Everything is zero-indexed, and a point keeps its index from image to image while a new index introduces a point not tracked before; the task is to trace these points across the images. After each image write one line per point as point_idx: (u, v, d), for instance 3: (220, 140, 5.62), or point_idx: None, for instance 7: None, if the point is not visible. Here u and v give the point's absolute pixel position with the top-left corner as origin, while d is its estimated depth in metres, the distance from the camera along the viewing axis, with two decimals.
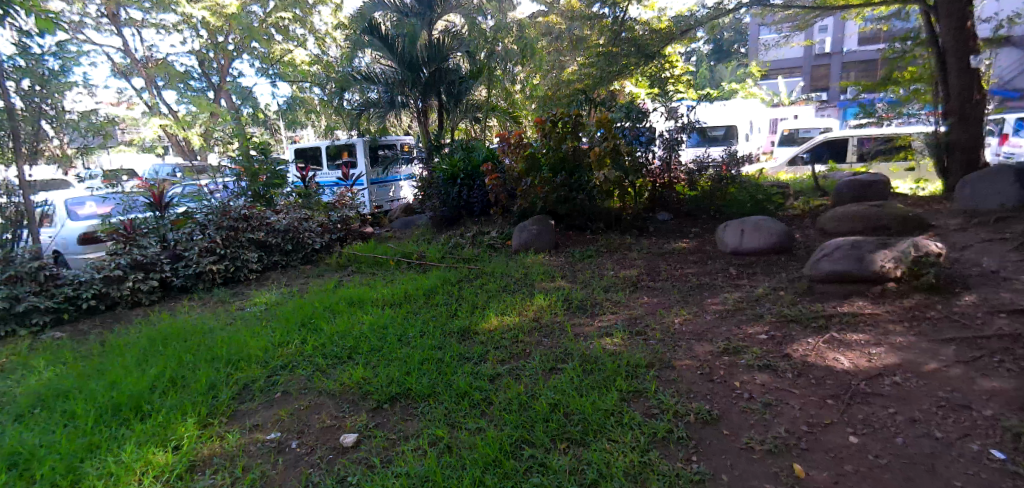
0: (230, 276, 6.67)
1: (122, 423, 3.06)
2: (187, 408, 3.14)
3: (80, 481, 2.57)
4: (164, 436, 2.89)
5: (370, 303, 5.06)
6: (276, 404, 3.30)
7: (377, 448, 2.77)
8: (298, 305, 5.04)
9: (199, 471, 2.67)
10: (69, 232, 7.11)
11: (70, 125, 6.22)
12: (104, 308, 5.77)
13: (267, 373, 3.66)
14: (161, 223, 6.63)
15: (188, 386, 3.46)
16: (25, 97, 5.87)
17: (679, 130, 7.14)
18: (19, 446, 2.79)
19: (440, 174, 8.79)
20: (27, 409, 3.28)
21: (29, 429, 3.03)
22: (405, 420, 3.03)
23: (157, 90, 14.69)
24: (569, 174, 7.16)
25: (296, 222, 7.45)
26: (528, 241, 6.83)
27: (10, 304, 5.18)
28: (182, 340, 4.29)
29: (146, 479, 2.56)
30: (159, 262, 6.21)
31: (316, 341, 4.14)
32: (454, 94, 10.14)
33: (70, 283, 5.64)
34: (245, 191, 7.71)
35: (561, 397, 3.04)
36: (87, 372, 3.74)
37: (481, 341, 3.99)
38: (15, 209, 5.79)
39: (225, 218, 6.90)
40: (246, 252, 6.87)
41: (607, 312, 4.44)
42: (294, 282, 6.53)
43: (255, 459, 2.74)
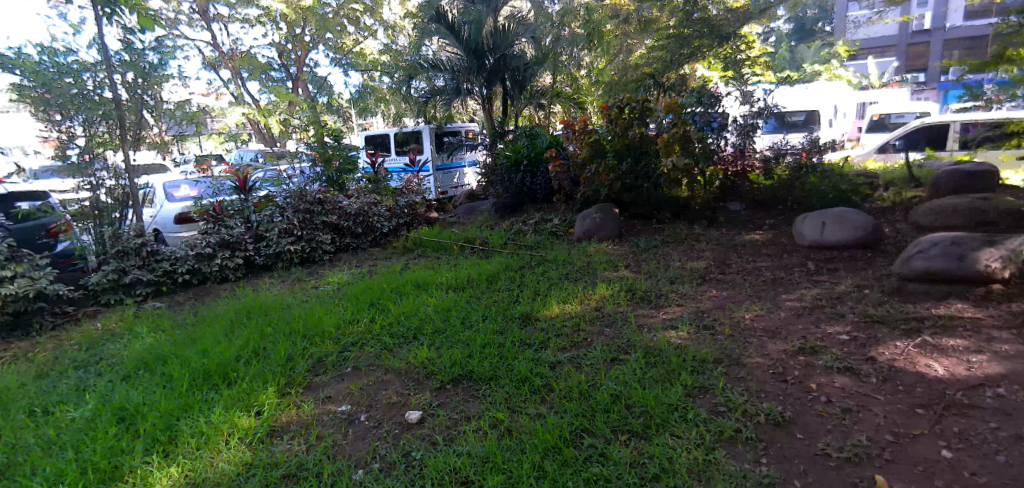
0: (307, 256, 7.04)
1: (213, 388, 3.33)
2: (269, 378, 3.36)
3: (176, 437, 2.81)
4: (248, 401, 3.12)
5: (435, 286, 5.19)
6: (347, 378, 3.47)
7: (440, 427, 2.85)
8: (368, 285, 5.26)
9: (279, 435, 2.86)
10: (166, 212, 7.74)
11: (167, 114, 6.65)
12: (197, 283, 6.27)
13: (339, 348, 3.86)
14: (246, 205, 7.13)
15: (269, 356, 3.70)
16: (130, 89, 6.32)
17: (755, 115, 6.76)
18: (128, 402, 3.10)
19: (504, 161, 8.84)
20: (133, 370, 3.64)
21: (134, 387, 3.35)
22: (468, 401, 3.10)
23: (242, 81, 15.60)
24: (636, 161, 7.03)
25: (367, 206, 7.75)
26: (592, 229, 6.77)
27: (118, 276, 5.73)
28: (264, 314, 4.60)
29: (233, 440, 2.77)
30: (244, 242, 6.65)
31: (384, 320, 4.31)
32: (519, 80, 10.11)
33: (167, 258, 6.13)
34: (321, 177, 8.12)
35: (623, 389, 3.00)
36: (183, 339, 4.07)
37: (543, 327, 4.01)
38: (123, 191, 6.36)
39: (302, 201, 7.31)
40: (321, 234, 7.22)
41: (673, 304, 4.32)
42: (364, 263, 6.81)
43: (328, 428, 2.90)
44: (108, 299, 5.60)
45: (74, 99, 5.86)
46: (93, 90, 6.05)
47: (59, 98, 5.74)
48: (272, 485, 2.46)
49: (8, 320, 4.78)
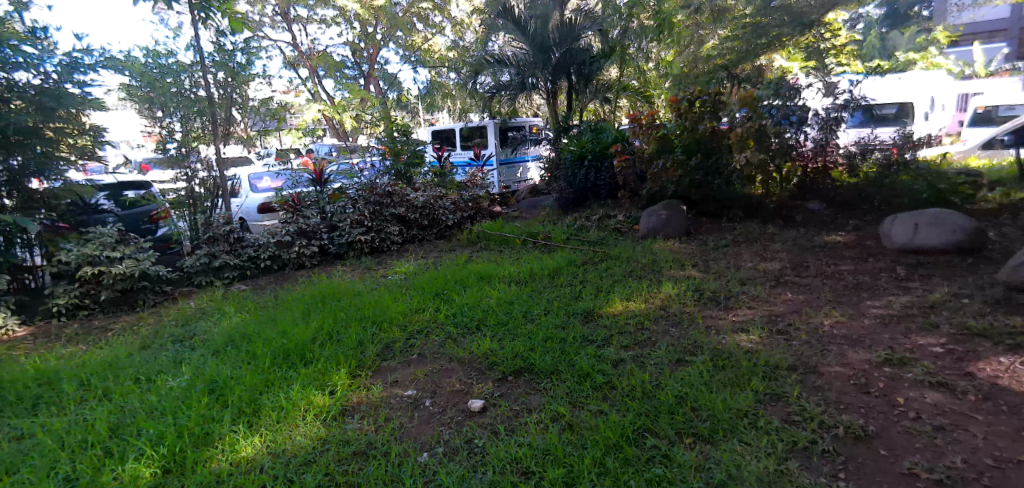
0: (377, 246, 7.31)
1: (291, 366, 3.55)
2: (341, 360, 3.54)
3: (259, 410, 3.02)
4: (323, 380, 3.30)
5: (498, 279, 5.25)
6: (413, 364, 3.59)
7: (502, 417, 2.89)
8: (433, 276, 5.40)
9: (350, 415, 3.01)
10: (251, 202, 8.31)
11: (253, 111, 7.14)
12: (277, 268, 6.67)
13: (406, 335, 4.00)
14: (321, 197, 7.50)
15: (342, 339, 3.89)
16: (222, 88, 6.81)
17: (840, 108, 6.24)
18: (218, 375, 3.37)
19: (569, 155, 8.77)
20: (222, 346, 3.94)
21: (223, 361, 3.63)
22: (530, 394, 3.13)
23: (318, 78, 16.39)
24: (706, 156, 6.79)
25: (433, 199, 7.95)
26: (658, 227, 6.60)
27: (209, 260, 6.19)
28: (338, 299, 4.84)
29: (309, 416, 2.94)
30: (319, 231, 7.02)
31: (448, 310, 4.42)
32: (585, 74, 10.08)
33: (252, 245, 6.56)
34: (390, 170, 8.42)
35: (688, 391, 2.92)
36: (265, 320, 4.37)
37: (606, 324, 3.97)
38: (215, 182, 6.86)
39: (373, 194, 7.60)
40: (389, 225, 7.48)
41: (743, 306, 4.16)
42: (429, 255, 7.00)
43: (395, 411, 3.01)
44: (200, 281, 6.07)
45: (172, 97, 6.38)
46: (190, 89, 6.59)
47: (161, 96, 6.28)
48: (343, 460, 2.60)
49: (117, 297, 5.28)
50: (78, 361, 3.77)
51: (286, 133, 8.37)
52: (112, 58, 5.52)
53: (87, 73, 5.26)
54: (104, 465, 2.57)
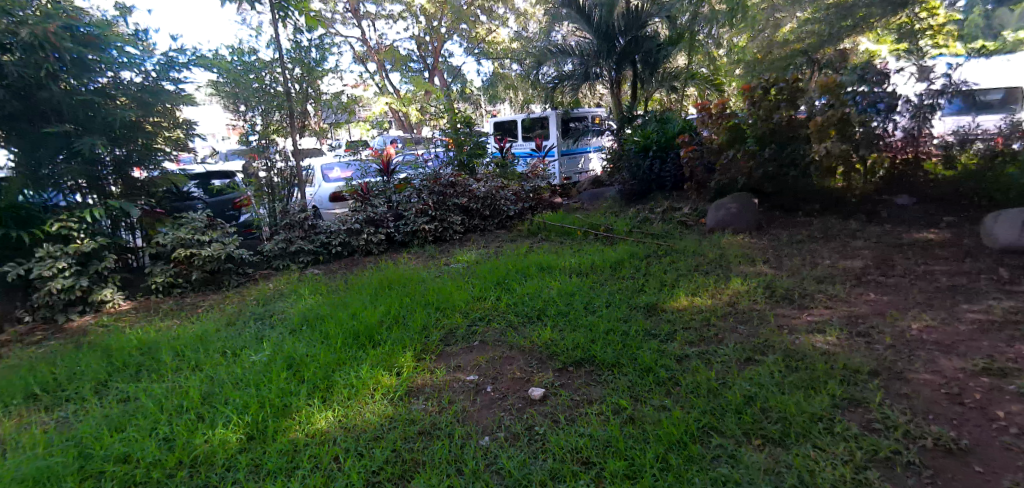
0: (440, 235, 7.49)
1: (361, 347, 3.72)
2: (407, 343, 3.67)
3: (331, 386, 3.19)
4: (390, 362, 3.43)
5: (559, 270, 5.25)
6: (475, 350, 3.67)
7: (563, 406, 2.90)
8: (494, 265, 5.47)
9: (416, 396, 3.12)
10: (323, 191, 8.73)
11: (326, 105, 7.33)
12: (347, 255, 6.98)
13: (468, 322, 4.09)
14: (388, 186, 7.76)
15: (408, 323, 4.03)
16: (298, 83, 7.14)
17: (935, 95, 5.71)
18: (295, 352, 3.58)
19: (633, 146, 8.57)
20: (298, 325, 4.18)
21: (299, 340, 3.86)
22: (590, 385, 3.12)
23: (385, 72, 16.87)
24: (781, 147, 6.45)
25: (494, 190, 8.03)
26: (727, 220, 6.35)
27: (286, 246, 6.56)
28: (403, 285, 5.01)
29: (378, 395, 3.08)
30: (386, 220, 7.27)
31: (509, 299, 4.47)
32: (652, 62, 9.80)
33: (324, 232, 6.89)
34: (453, 160, 8.58)
35: (757, 391, 2.82)
36: (336, 302, 4.59)
37: (669, 318, 3.88)
38: (291, 172, 7.24)
39: (437, 184, 7.77)
40: (452, 215, 7.64)
41: (819, 306, 3.94)
42: (491, 244, 7.08)
43: (457, 395, 3.09)
44: (278, 265, 6.46)
45: (254, 92, 6.77)
46: (271, 84, 6.91)
47: (245, 91, 6.68)
48: (409, 438, 2.70)
49: (205, 277, 5.70)
50: (173, 334, 4.12)
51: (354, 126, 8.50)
52: (203, 57, 5.95)
53: (181, 71, 5.68)
54: (197, 428, 2.81)
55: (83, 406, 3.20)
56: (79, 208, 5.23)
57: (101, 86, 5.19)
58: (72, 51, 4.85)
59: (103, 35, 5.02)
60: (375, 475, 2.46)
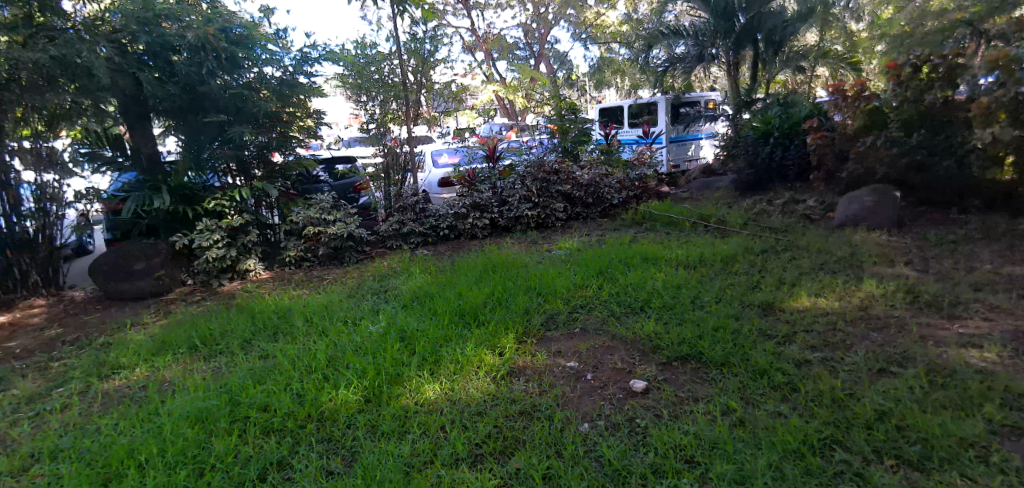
0: (543, 221, 7.56)
1: (466, 325, 3.87)
2: (510, 325, 3.76)
3: (439, 360, 3.36)
4: (493, 342, 3.54)
5: (665, 261, 5.07)
6: (576, 337, 3.67)
7: (667, 401, 2.81)
8: (597, 253, 5.41)
9: (517, 376, 3.19)
10: (432, 176, 9.15)
11: (437, 94, 7.57)
12: (453, 237, 7.28)
13: (570, 308, 4.10)
14: (493, 173, 7.94)
15: (511, 306, 4.12)
16: (415, 74, 7.46)
17: None
18: (407, 326, 3.81)
19: (751, 132, 7.99)
20: (408, 301, 4.44)
21: (410, 315, 4.10)
22: (697, 383, 2.99)
23: (493, 61, 17.14)
24: (933, 133, 5.68)
25: (598, 177, 7.91)
26: (860, 215, 5.75)
27: (399, 227, 6.97)
28: (507, 269, 5.12)
29: (481, 372, 3.19)
30: (491, 205, 7.48)
31: (612, 288, 4.40)
32: (775, 40, 8.98)
33: (433, 215, 7.23)
34: (558, 147, 8.55)
35: (892, 406, 2.53)
36: (444, 282, 4.81)
37: (788, 319, 3.60)
38: (406, 158, 7.65)
39: (541, 170, 7.80)
40: (555, 202, 7.65)
41: (975, 317, 3.45)
42: (594, 232, 7.00)
43: (558, 379, 3.11)
44: (391, 244, 6.91)
45: (374, 83, 7.18)
46: (389, 76, 7.30)
47: (366, 82, 7.10)
48: (511, 416, 2.78)
49: (330, 253, 6.25)
50: (303, 303, 4.57)
51: (461, 114, 8.01)
52: (332, 52, 6.43)
53: (314, 65, 6.19)
54: (323, 386, 3.10)
55: (232, 359, 3.66)
56: (230, 189, 5.97)
57: (249, 82, 5.80)
58: (227, 50, 5.50)
59: (250, 35, 5.62)
60: (479, 447, 2.57)
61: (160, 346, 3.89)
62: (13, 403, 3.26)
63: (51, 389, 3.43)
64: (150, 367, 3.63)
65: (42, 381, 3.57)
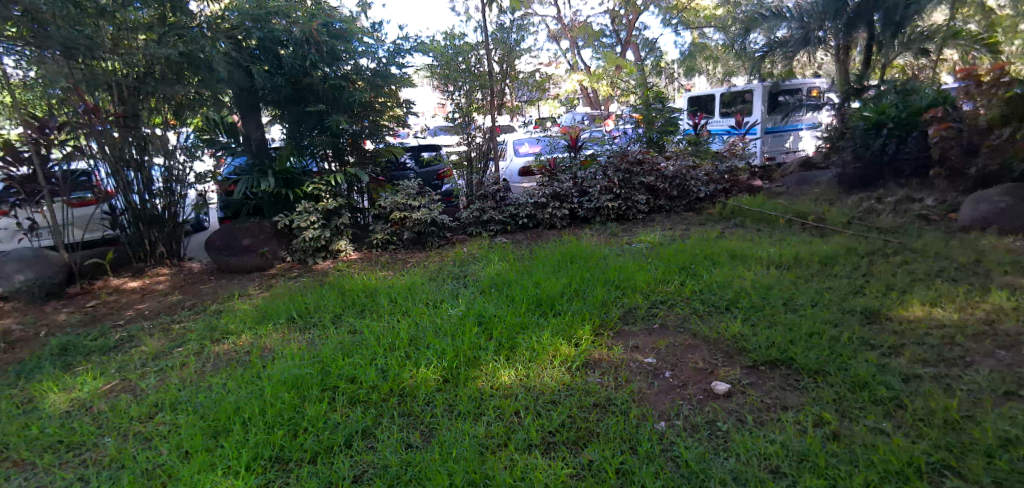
0: (623, 214, 7.39)
1: (543, 315, 3.88)
2: (587, 316, 3.72)
3: (515, 347, 3.40)
4: (570, 332, 3.52)
5: (754, 259, 4.79)
6: (656, 333, 3.57)
7: (752, 407, 2.67)
8: (680, 248, 5.22)
9: (593, 369, 3.16)
10: (513, 165, 9.20)
11: (521, 83, 7.59)
12: (532, 226, 7.31)
13: (650, 303, 3.99)
14: (574, 162, 7.86)
15: (588, 297, 4.08)
16: (500, 63, 7.52)
17: None
18: (485, 312, 3.89)
19: (861, 123, 7.33)
20: (487, 288, 4.52)
21: (488, 301, 4.17)
22: (786, 390, 2.81)
23: (578, 50, 16.88)
24: None
25: (684, 169, 7.61)
26: (989, 217, 5.12)
27: (479, 214, 7.10)
28: (585, 260, 5.07)
29: (557, 362, 3.19)
30: (571, 196, 7.44)
31: (695, 285, 4.23)
32: (895, 20, 8.05)
33: (513, 203, 7.29)
34: (642, 137, 8.30)
35: (1020, 434, 2.25)
36: (522, 270, 4.85)
37: (895, 329, 3.29)
38: (489, 147, 7.74)
39: (624, 161, 7.63)
40: (637, 194, 7.46)
41: None
42: (677, 226, 6.76)
43: (635, 375, 3.05)
44: (472, 231, 7.05)
45: (461, 73, 7.31)
46: (476, 66, 7.41)
47: (453, 72, 7.24)
48: (585, 408, 2.76)
49: (414, 237, 6.48)
50: (388, 283, 4.79)
51: (544, 103, 8.12)
52: (423, 44, 6.62)
53: (405, 57, 6.41)
54: (405, 364, 3.24)
55: (324, 332, 3.92)
56: (326, 174, 6.35)
57: (346, 73, 6.10)
58: (327, 44, 5.82)
59: (349, 29, 5.92)
60: (552, 436, 2.57)
61: (262, 316, 4.24)
62: (142, 357, 3.70)
63: (173, 348, 3.85)
64: (253, 334, 3.98)
65: (166, 341, 4.01)
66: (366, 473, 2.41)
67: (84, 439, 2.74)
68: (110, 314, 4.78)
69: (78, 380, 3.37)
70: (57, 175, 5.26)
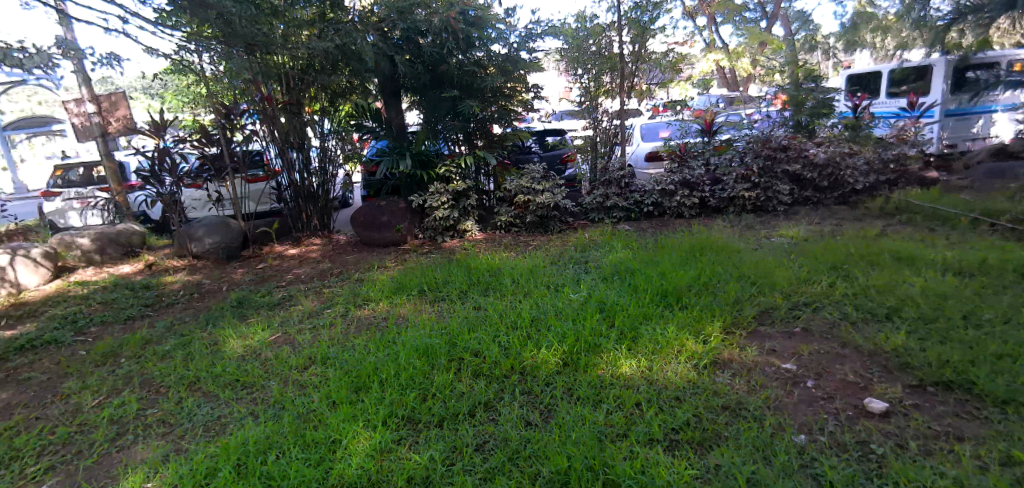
0: (762, 205, 6.82)
1: (668, 307, 3.73)
2: (717, 312, 3.50)
3: (637, 338, 3.30)
4: (699, 328, 3.35)
5: (924, 263, 4.16)
6: (797, 338, 3.25)
7: (915, 432, 2.35)
8: (829, 245, 4.69)
9: (721, 368, 2.97)
10: (640, 150, 8.85)
11: (654, 64, 7.24)
12: (658, 215, 7.03)
13: (790, 304, 3.64)
14: (707, 148, 7.38)
15: (719, 293, 3.84)
16: (632, 44, 7.22)
17: None
18: (607, 299, 3.83)
19: None
20: (609, 275, 4.45)
21: (611, 288, 4.10)
22: (961, 418, 2.42)
23: (716, 26, 15.70)
24: None
25: (839, 156, 6.78)
26: None
27: (603, 200, 6.98)
28: (716, 253, 4.77)
29: (682, 357, 3.05)
30: (702, 183, 7.01)
31: (847, 288, 3.78)
32: None
33: (639, 190, 7.06)
34: (788, 121, 7.45)
35: None
36: (647, 259, 4.69)
37: None
38: (616, 132, 7.52)
39: (765, 147, 7.00)
40: (779, 183, 6.82)
41: None
42: (826, 221, 6.08)
43: (771, 381, 2.81)
44: (594, 217, 6.97)
45: (590, 56, 7.17)
46: (607, 47, 7.20)
47: (583, 55, 7.12)
48: (713, 409, 2.61)
49: (536, 221, 6.55)
50: (511, 264, 4.91)
51: (674, 85, 7.95)
52: (553, 27, 6.59)
53: (536, 41, 6.43)
54: (526, 344, 3.30)
55: (452, 306, 4.14)
56: (457, 156, 6.62)
57: (478, 59, 6.25)
58: (464, 31, 6.00)
59: (484, 16, 6.05)
60: (675, 433, 2.48)
61: (397, 287, 4.58)
62: (300, 315, 4.20)
63: (324, 309, 4.31)
64: (390, 303, 4.32)
65: (318, 302, 4.50)
66: (487, 443, 2.51)
67: (254, 380, 3.18)
68: (275, 276, 5.47)
69: (251, 330, 3.91)
70: (238, 154, 6.25)
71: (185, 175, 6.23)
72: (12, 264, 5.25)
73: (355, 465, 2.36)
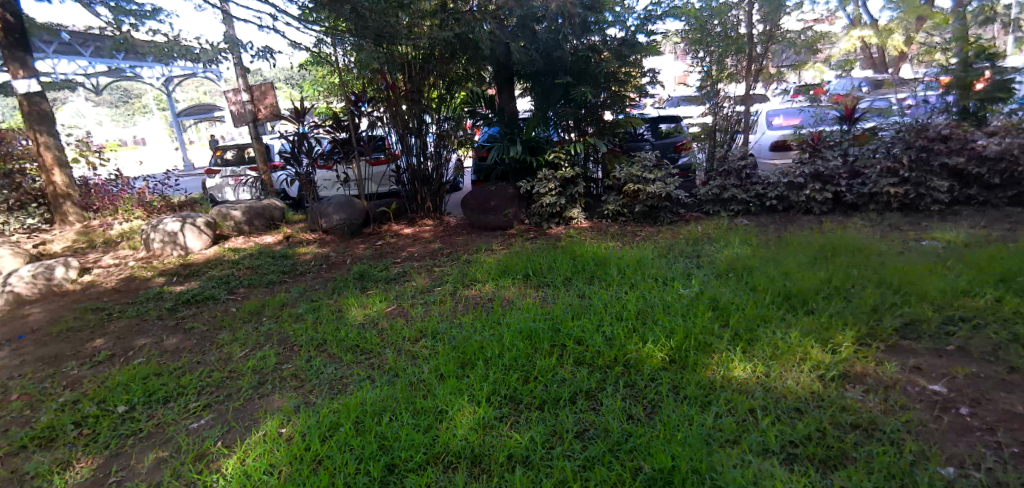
0: (910, 203, 6.03)
1: (791, 310, 3.44)
2: (849, 321, 3.16)
3: (754, 341, 3.08)
4: (827, 336, 3.05)
5: None
6: (948, 357, 2.85)
7: None
8: (997, 253, 4.02)
9: (852, 383, 2.69)
10: (764, 139, 8.15)
11: (787, 44, 6.62)
12: (783, 209, 6.49)
13: (942, 318, 3.19)
14: (846, 136, 6.55)
15: (853, 299, 3.46)
16: (762, 22, 6.64)
17: None
18: (720, 296, 3.62)
19: None
20: (724, 271, 4.19)
21: (726, 286, 3.86)
22: None
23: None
24: None
25: (1017, 149, 5.76)
26: None
27: (720, 192, 6.58)
28: (851, 255, 4.30)
29: (804, 366, 2.80)
30: (838, 176, 6.32)
31: (1018, 305, 3.22)
32: None
33: (762, 182, 6.56)
34: (951, 107, 6.41)
35: None
36: (767, 256, 4.35)
37: None
38: (739, 119, 7.03)
39: (920, 137, 6.08)
40: (935, 179, 5.96)
41: None
42: (994, 224, 5.23)
43: (914, 402, 2.49)
44: (709, 209, 6.61)
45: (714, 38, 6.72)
46: (734, 27, 6.68)
47: (706, 36, 6.66)
48: (840, 425, 2.37)
49: (646, 211, 6.34)
50: (618, 254, 4.80)
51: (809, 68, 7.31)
52: (674, 7, 6.26)
53: (656, 23, 6.16)
54: (632, 336, 3.22)
55: (556, 292, 4.15)
56: (567, 143, 6.56)
57: (594, 44, 6.12)
58: (580, 16, 5.92)
59: None
60: (794, 446, 2.29)
61: (504, 270, 4.68)
62: (413, 291, 4.45)
63: (434, 287, 4.53)
64: (496, 285, 4.42)
65: (429, 280, 4.73)
66: (588, 431, 2.50)
67: (372, 347, 3.43)
68: (392, 252, 5.84)
69: (370, 301, 4.22)
70: (364, 138, 6.79)
71: (319, 156, 6.93)
72: (182, 230, 6.13)
73: (460, 435, 2.47)
